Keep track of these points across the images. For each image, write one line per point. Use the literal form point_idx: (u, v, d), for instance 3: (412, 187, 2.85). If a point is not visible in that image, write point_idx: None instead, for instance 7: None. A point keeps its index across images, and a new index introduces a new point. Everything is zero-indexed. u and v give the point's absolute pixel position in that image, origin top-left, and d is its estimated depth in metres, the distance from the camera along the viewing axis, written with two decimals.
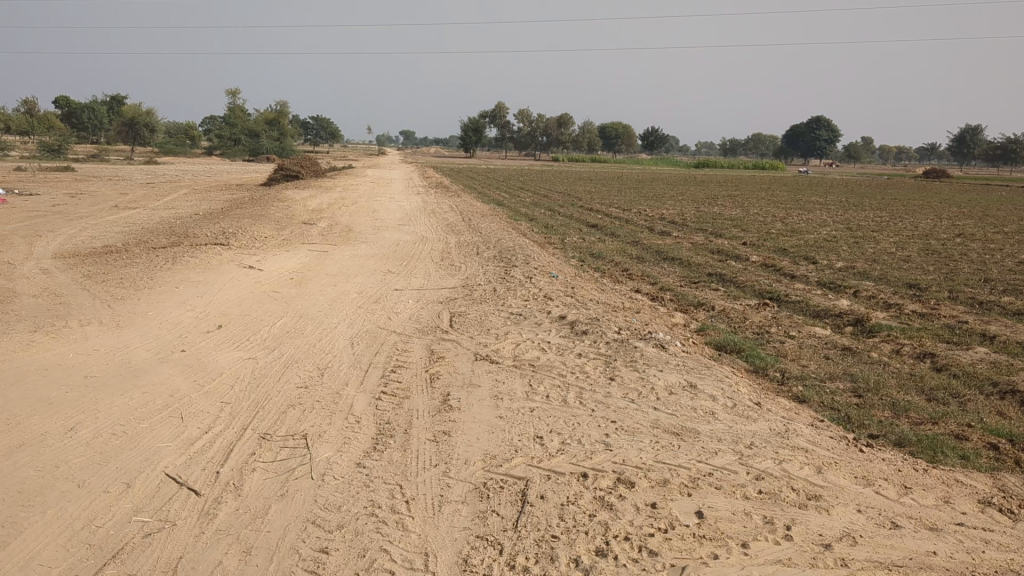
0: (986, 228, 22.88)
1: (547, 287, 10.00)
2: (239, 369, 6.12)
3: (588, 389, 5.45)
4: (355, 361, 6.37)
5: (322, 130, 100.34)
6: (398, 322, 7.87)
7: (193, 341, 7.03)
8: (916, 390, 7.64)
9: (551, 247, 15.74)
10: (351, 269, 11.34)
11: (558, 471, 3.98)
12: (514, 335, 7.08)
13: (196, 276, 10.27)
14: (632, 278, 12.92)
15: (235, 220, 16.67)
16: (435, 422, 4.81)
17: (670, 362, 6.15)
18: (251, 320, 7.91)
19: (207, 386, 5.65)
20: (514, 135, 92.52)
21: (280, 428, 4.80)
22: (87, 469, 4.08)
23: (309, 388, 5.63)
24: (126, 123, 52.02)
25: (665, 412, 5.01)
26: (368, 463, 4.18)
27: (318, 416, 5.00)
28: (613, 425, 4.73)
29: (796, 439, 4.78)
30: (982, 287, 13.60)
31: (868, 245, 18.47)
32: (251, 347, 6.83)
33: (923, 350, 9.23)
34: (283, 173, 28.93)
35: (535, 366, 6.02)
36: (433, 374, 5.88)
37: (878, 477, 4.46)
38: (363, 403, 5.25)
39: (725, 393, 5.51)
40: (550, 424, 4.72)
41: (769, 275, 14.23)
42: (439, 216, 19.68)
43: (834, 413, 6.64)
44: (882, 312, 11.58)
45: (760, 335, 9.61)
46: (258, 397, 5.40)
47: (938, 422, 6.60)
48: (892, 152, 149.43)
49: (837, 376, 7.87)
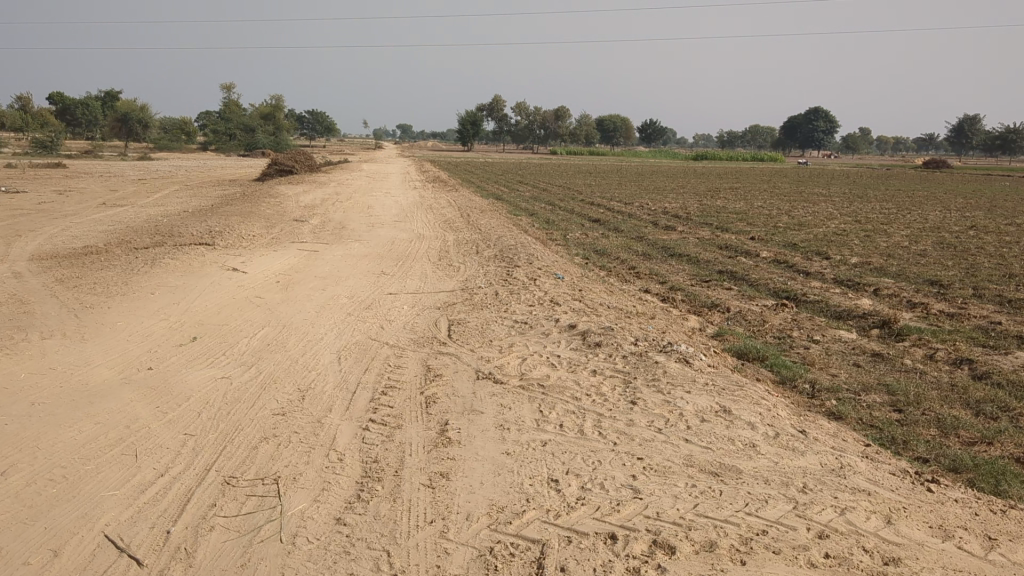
0: (996, 219, 22.26)
1: (552, 290, 9.28)
2: (210, 392, 5.41)
3: (607, 415, 4.74)
4: (341, 381, 5.65)
5: (317, 124, 99.56)
6: (391, 332, 7.15)
7: (162, 358, 6.32)
8: (960, 402, 6.93)
9: (554, 244, 15.04)
10: (343, 271, 10.64)
11: (579, 532, 3.28)
12: (519, 348, 6.38)
13: (174, 280, 9.54)
14: (640, 277, 12.21)
15: (224, 217, 15.94)
16: (430, 461, 4.10)
17: (697, 381, 5.44)
18: (230, 331, 7.19)
19: (171, 415, 4.96)
20: (512, 128, 91.59)
21: (249, 470, 4.09)
22: (7, 532, 3.40)
23: (287, 416, 4.92)
24: (119, 118, 51.25)
25: (700, 444, 4.31)
26: (348, 519, 3.47)
27: (293, 453, 4.29)
28: (640, 463, 4.04)
29: (854, 479, 4.07)
30: (1007, 284, 12.91)
31: (880, 238, 17.80)
32: (225, 364, 6.14)
33: (959, 355, 8.53)
34: (277, 168, 28.20)
35: (544, 388, 5.31)
36: (429, 398, 5.17)
37: (956, 525, 3.75)
38: (347, 436, 4.53)
39: (763, 418, 4.80)
40: (566, 463, 4.02)
41: (782, 272, 13.53)
42: (437, 212, 18.96)
43: (876, 434, 5.93)
44: (908, 312, 10.87)
45: (783, 339, 8.90)
46: (227, 428, 4.71)
47: (994, 442, 5.89)
48: (890, 143, 148.80)
49: (871, 388, 7.17)
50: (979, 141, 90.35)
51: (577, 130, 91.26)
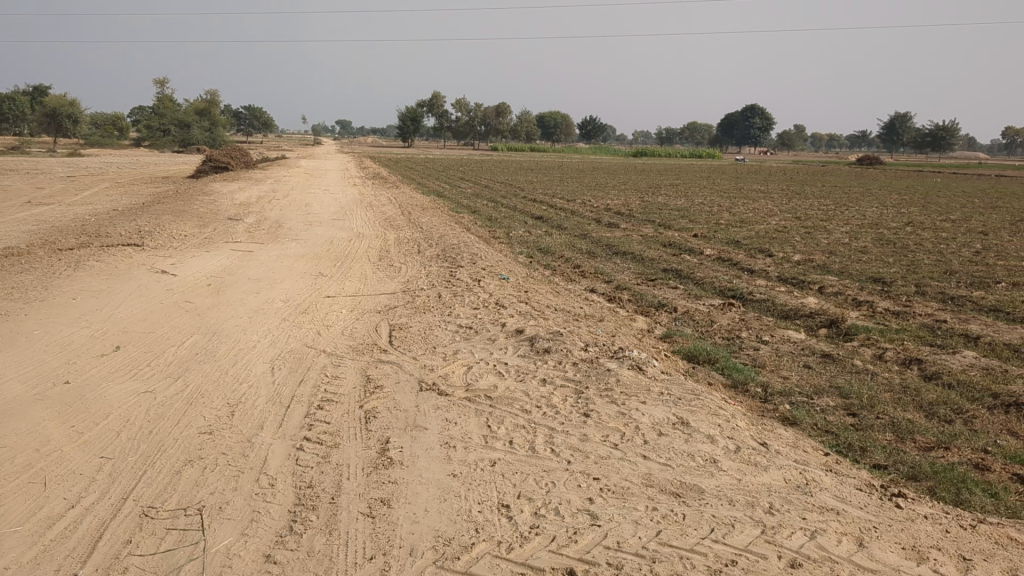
0: (932, 215, 22.51)
1: (497, 292, 8.99)
2: (130, 409, 5.01)
3: (560, 430, 4.46)
4: (274, 394, 5.29)
5: (255, 121, 97.84)
6: (328, 339, 6.78)
7: (81, 370, 5.88)
8: (913, 405, 6.78)
9: (497, 243, 14.72)
10: (279, 273, 10.20)
11: (534, 568, 3.02)
12: (464, 356, 6.08)
13: (97, 284, 9.03)
14: (585, 276, 11.97)
15: (155, 216, 15.34)
16: (369, 486, 3.78)
17: (652, 391, 5.19)
18: (156, 340, 6.76)
19: (87, 435, 4.56)
20: (453, 123, 91.05)
21: (170, 499, 3.73)
22: None
23: (215, 435, 4.55)
24: (47, 114, 49.58)
25: (658, 461, 4.06)
26: (280, 556, 3.16)
27: (221, 478, 3.94)
28: (596, 483, 3.78)
29: (821, 497, 3.85)
30: (949, 280, 12.93)
31: (822, 235, 17.83)
32: (149, 376, 5.73)
33: (908, 355, 8.42)
34: (212, 164, 27.44)
35: (492, 400, 5.01)
36: (369, 413, 4.84)
37: (930, 546, 3.54)
38: (279, 458, 4.19)
39: (723, 431, 4.57)
40: (518, 486, 3.75)
41: (727, 270, 13.41)
42: (377, 210, 18.51)
43: (833, 439, 5.74)
44: (854, 310, 10.79)
45: (732, 341, 8.71)
46: (148, 450, 4.33)
47: (952, 448, 5.73)
48: (824, 140, 151.27)
49: (824, 391, 7.00)
50: (911, 138, 92.14)
51: (517, 125, 91.05)
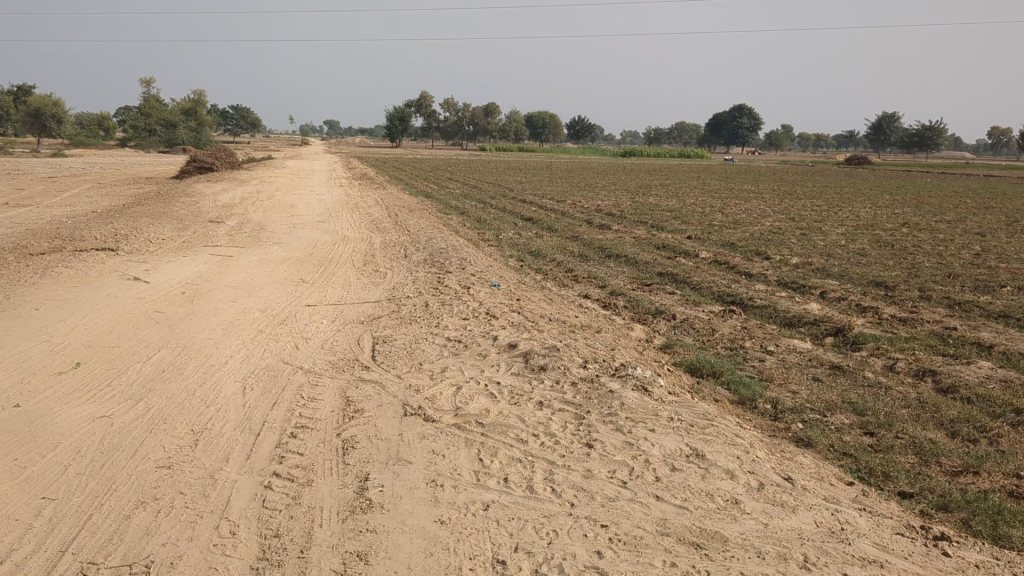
0: (928, 216, 22.11)
1: (487, 300, 8.50)
2: (82, 439, 4.50)
3: (561, 466, 3.98)
4: (244, 419, 4.79)
5: (242, 120, 96.80)
6: (305, 354, 6.28)
7: (35, 391, 5.37)
8: (933, 423, 6.28)
9: (487, 246, 14.18)
10: (259, 280, 9.68)
11: None
12: (453, 373, 5.59)
13: (64, 294, 8.51)
14: (578, 281, 11.48)
15: (131, 219, 14.76)
16: (344, 536, 3.30)
17: (661, 416, 4.71)
18: (120, 355, 6.25)
19: (30, 472, 4.05)
20: (441, 124, 90.35)
21: (114, 552, 3.23)
22: None
23: (174, 471, 4.05)
24: (30, 113, 48.56)
25: (673, 504, 3.60)
26: None
27: (176, 525, 3.45)
28: (604, 533, 3.31)
29: (858, 546, 3.39)
30: (953, 285, 12.45)
31: (818, 236, 17.37)
32: (107, 398, 5.21)
33: (921, 367, 7.93)
34: (196, 164, 26.80)
35: (484, 428, 4.52)
36: (348, 442, 4.35)
37: None
38: (244, 499, 3.70)
39: (742, 465, 4.10)
40: (518, 535, 3.28)
41: (725, 274, 12.93)
42: (363, 212, 17.98)
43: (854, 464, 5.25)
44: (860, 318, 10.29)
45: (735, 351, 8.25)
46: (97, 490, 3.82)
47: (982, 472, 5.22)
48: (811, 139, 151.24)
49: (839, 407, 6.51)
50: (899, 136, 92.16)
51: (506, 127, 90.62)
